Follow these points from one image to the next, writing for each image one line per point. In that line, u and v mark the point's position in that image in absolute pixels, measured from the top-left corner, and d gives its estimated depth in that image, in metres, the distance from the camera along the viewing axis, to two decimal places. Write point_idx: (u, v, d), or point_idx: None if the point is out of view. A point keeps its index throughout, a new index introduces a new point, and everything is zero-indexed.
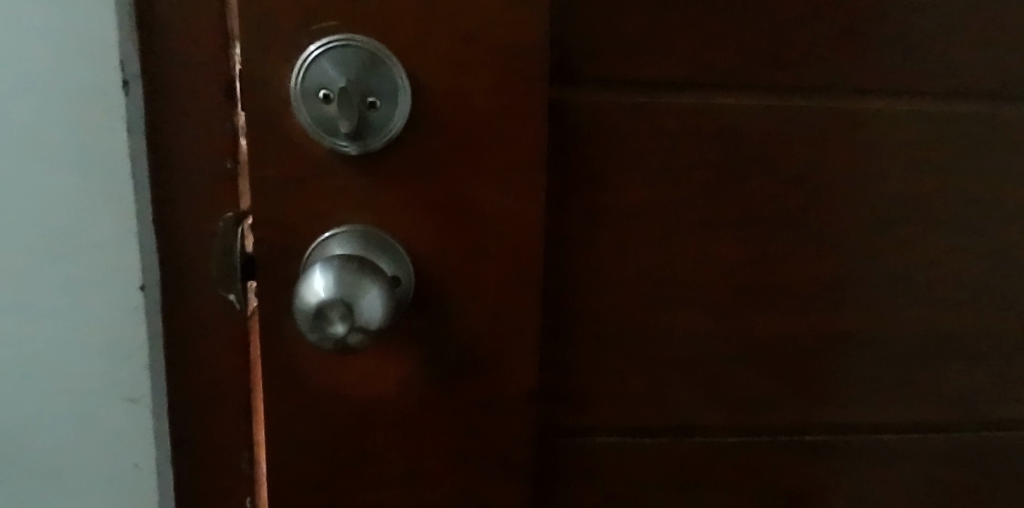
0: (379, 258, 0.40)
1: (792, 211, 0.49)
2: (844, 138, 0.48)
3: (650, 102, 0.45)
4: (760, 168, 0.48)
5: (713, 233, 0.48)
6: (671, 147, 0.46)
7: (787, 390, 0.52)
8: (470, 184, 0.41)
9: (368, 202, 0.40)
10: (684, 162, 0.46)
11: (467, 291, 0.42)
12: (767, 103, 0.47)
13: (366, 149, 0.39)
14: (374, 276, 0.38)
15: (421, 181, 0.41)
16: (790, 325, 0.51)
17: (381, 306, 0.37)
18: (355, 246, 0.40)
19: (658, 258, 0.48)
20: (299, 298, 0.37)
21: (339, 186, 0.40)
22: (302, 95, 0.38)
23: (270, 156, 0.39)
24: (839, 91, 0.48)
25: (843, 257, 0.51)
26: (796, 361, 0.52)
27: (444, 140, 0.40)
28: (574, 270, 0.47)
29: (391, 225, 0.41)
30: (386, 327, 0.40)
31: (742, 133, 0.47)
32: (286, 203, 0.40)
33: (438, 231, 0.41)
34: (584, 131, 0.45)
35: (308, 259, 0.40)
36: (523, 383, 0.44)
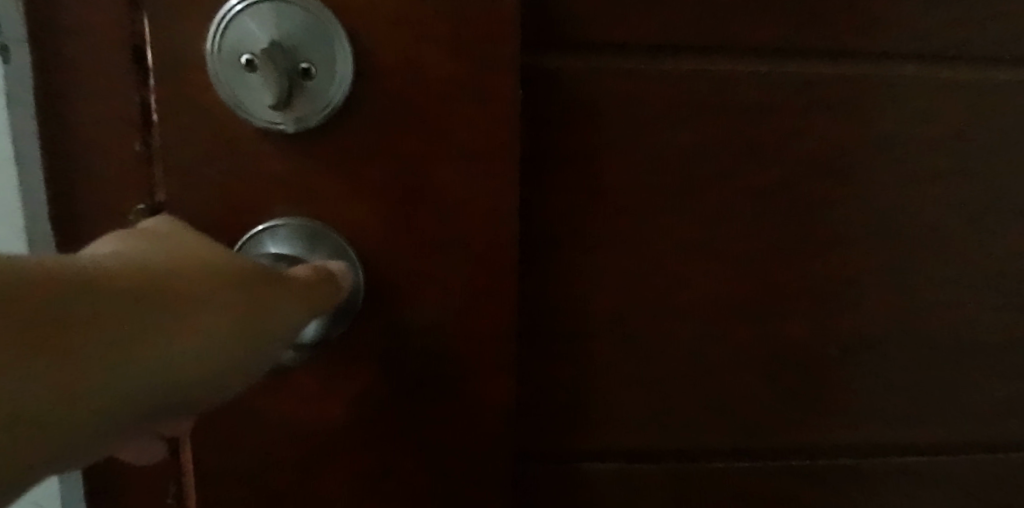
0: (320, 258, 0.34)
1: (814, 200, 0.42)
2: (876, 113, 0.41)
3: (646, 72, 0.39)
4: (775, 152, 0.41)
5: (722, 227, 0.41)
6: (672, 126, 0.39)
7: (805, 408, 0.45)
8: (432, 171, 0.34)
9: (305, 190, 0.34)
10: (687, 144, 0.40)
11: (427, 297, 0.36)
12: (785, 73, 0.40)
13: (301, 126, 0.33)
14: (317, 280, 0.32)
15: (371, 167, 0.34)
16: (813, 331, 0.44)
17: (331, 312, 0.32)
18: (292, 245, 0.33)
19: (656, 258, 0.41)
20: None
21: (271, 173, 0.33)
22: (221, 60, 0.31)
23: (188, 138, 0.33)
24: (871, 57, 0.41)
25: (871, 253, 0.43)
26: (819, 374, 0.45)
27: (396, 116, 0.33)
28: (558, 270, 0.40)
29: (336, 220, 0.34)
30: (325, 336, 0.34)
31: (757, 109, 0.40)
32: (208, 193, 0.33)
33: (392, 227, 0.35)
34: (570, 107, 0.38)
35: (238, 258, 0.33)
36: (496, 406, 0.38)
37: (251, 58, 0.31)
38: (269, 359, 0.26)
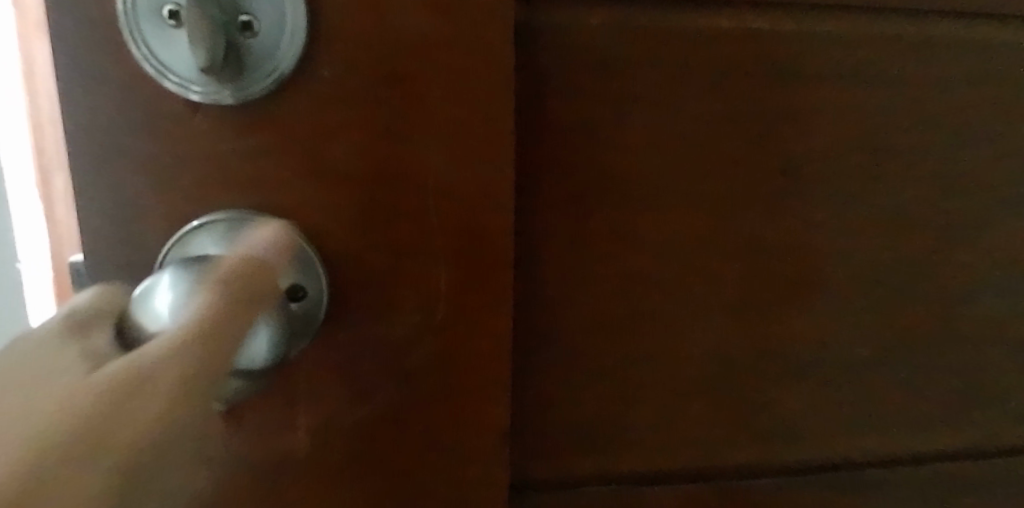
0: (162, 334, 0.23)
1: (891, 187, 0.33)
2: (964, 81, 0.33)
3: (677, 30, 0.30)
4: (838, 125, 0.32)
5: (775, 223, 0.33)
6: (711, 98, 0.31)
7: (877, 435, 0.37)
8: (409, 148, 0.28)
9: (251, 177, 0.27)
10: (731, 122, 0.31)
11: (404, 309, 0.29)
12: (859, 31, 0.31)
13: (242, 94, 0.26)
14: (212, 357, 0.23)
15: (336, 146, 0.28)
16: (885, 350, 0.35)
17: (254, 342, 0.24)
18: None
19: (695, 269, 0.32)
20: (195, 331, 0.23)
21: (210, 159, 0.27)
22: (137, 13, 0.25)
23: (97, 122, 0.26)
24: (963, 22, 0.33)
25: (958, 252, 0.35)
26: (893, 400, 0.36)
27: (360, 81, 0.27)
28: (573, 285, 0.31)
29: (296, 212, 0.28)
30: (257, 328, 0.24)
31: (822, 74, 0.32)
32: (133, 186, 0.27)
33: (360, 224, 0.28)
34: (582, 76, 0.30)
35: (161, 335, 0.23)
36: (497, 431, 0.31)
37: (176, 10, 0.24)
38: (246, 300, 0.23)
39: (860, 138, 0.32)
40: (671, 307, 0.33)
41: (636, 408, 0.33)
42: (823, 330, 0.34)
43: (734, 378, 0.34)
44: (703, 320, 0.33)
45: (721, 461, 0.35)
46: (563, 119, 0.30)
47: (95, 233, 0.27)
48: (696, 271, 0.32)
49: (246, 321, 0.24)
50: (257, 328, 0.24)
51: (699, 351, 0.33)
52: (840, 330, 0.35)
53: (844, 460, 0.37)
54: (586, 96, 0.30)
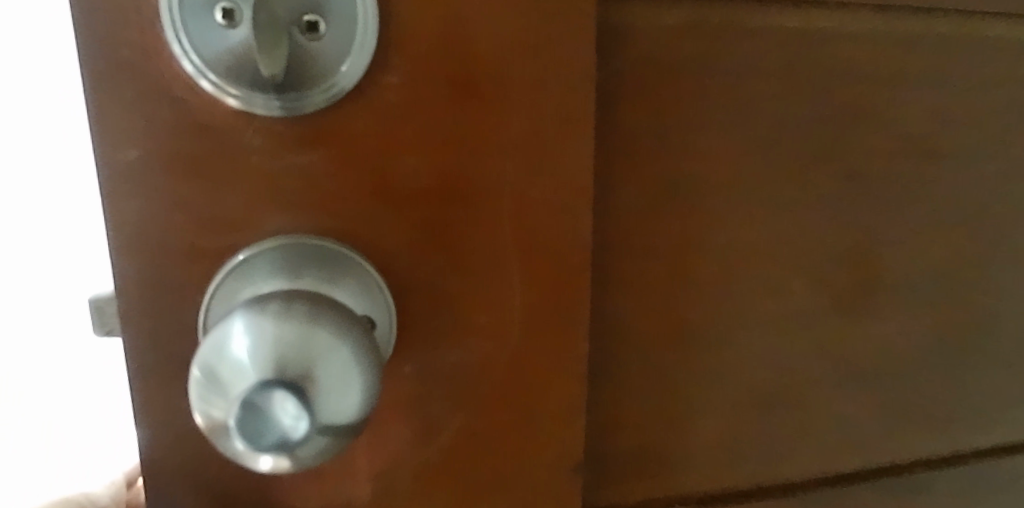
0: (246, 383, 0.19)
1: (945, 189, 0.33)
2: (1014, 83, 0.33)
3: (749, 32, 0.28)
4: (899, 119, 0.31)
5: (838, 229, 0.32)
6: (778, 103, 0.30)
7: (935, 436, 0.36)
8: (483, 159, 0.25)
9: (309, 198, 0.24)
10: (797, 126, 0.30)
11: (473, 335, 0.27)
12: (919, 32, 0.31)
13: (299, 105, 0.23)
14: (301, 405, 0.20)
15: (401, 159, 0.25)
16: (937, 354, 0.35)
17: (347, 388, 0.20)
18: (198, 403, 0.20)
19: (760, 279, 0.31)
20: (274, 396, 0.19)
21: (262, 180, 0.24)
22: (184, 7, 0.21)
23: (135, 137, 0.22)
24: (1014, 23, 0.32)
25: (1005, 254, 0.35)
26: (942, 404, 0.36)
27: (429, 92, 0.24)
28: (643, 301, 0.29)
29: (359, 232, 0.25)
30: (348, 385, 0.20)
31: (883, 76, 0.31)
32: (176, 209, 0.23)
33: (428, 247, 0.26)
34: (653, 80, 0.28)
35: (233, 403, 0.19)
36: (572, 456, 0.29)
37: (230, 7, 0.21)
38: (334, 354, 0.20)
39: (918, 134, 0.32)
40: (739, 316, 0.31)
41: (705, 424, 0.32)
42: (883, 336, 0.34)
43: (797, 385, 0.33)
44: (766, 331, 0.32)
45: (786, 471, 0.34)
46: (634, 121, 0.28)
47: (135, 264, 0.23)
48: (764, 281, 0.31)
49: (337, 359, 0.20)
50: (349, 370, 0.20)
51: (764, 362, 0.32)
52: (898, 335, 0.34)
53: (905, 463, 0.36)
54: (657, 102, 0.28)
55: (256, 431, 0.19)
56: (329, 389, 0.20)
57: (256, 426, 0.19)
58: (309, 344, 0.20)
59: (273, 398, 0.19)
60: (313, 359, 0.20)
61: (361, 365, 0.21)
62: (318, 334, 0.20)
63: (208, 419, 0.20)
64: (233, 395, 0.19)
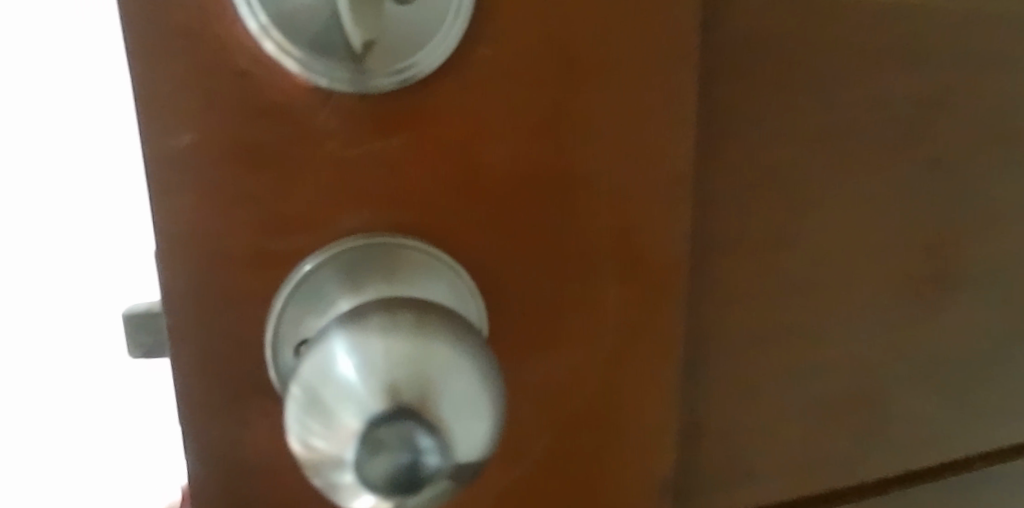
0: (360, 417, 0.16)
1: (1016, 176, 0.32)
2: None
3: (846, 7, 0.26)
4: (979, 102, 0.30)
5: (923, 220, 0.30)
6: (871, 86, 0.27)
7: (998, 430, 0.35)
8: (580, 146, 0.23)
9: (392, 191, 0.21)
10: (889, 110, 0.28)
11: (563, 341, 0.24)
12: (1001, 13, 0.29)
13: (373, 81, 0.19)
14: (429, 438, 0.16)
15: (492, 144, 0.22)
16: (1003, 348, 0.33)
17: (474, 413, 0.17)
18: (298, 443, 0.16)
19: (846, 274, 0.29)
20: (400, 429, 0.16)
21: (339, 171, 0.20)
22: None
23: (191, 117, 0.19)
24: None
25: None
26: (1005, 400, 0.35)
27: (527, 67, 0.21)
28: (730, 300, 0.27)
29: (445, 229, 0.22)
30: (478, 410, 0.17)
31: (966, 58, 0.29)
32: (238, 205, 0.20)
33: (518, 243, 0.23)
34: (746, 57, 0.25)
35: (349, 442, 0.16)
36: (659, 469, 0.26)
37: None
38: (458, 373, 0.17)
39: (994, 117, 0.30)
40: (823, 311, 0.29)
41: (786, 427, 0.30)
42: (954, 330, 0.32)
43: (875, 384, 0.31)
44: (849, 329, 0.30)
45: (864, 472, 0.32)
46: (728, 100, 0.25)
47: (191, 271, 0.20)
48: (850, 277, 0.29)
49: (462, 381, 0.17)
50: (475, 391, 0.17)
51: (844, 362, 0.30)
52: (969, 330, 0.32)
53: (968, 457, 0.35)
54: (750, 82, 0.26)
55: (376, 472, 0.16)
56: (454, 413, 0.17)
57: (372, 456, 0.16)
58: (428, 365, 0.17)
59: (394, 430, 0.16)
60: (435, 381, 0.17)
61: (487, 384, 0.17)
62: (437, 352, 0.17)
63: (311, 450, 0.16)
64: (344, 429, 0.16)
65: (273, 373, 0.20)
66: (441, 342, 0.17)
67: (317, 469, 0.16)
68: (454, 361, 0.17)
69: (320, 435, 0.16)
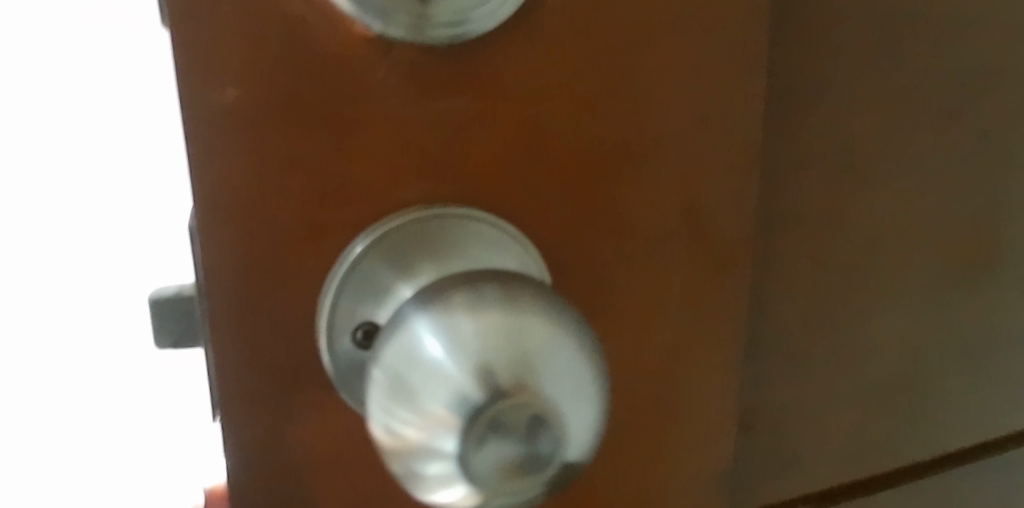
0: (454, 405, 0.14)
1: None
2: None
3: None
4: None
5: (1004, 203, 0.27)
6: (961, 54, 0.25)
7: None
8: (647, 114, 0.21)
9: (455, 156, 0.19)
10: (978, 84, 0.26)
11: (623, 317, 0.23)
12: None
13: (431, 30, 0.17)
14: (532, 428, 0.14)
15: (560, 108, 0.20)
16: None
17: (578, 395, 0.15)
18: (382, 433, 0.15)
19: (920, 260, 0.27)
20: (500, 420, 0.14)
21: (400, 135, 0.18)
22: None
23: (242, 73, 0.16)
24: None
25: None
26: None
27: (602, 23, 0.19)
28: (794, 280, 0.25)
29: (507, 204, 0.20)
30: (581, 393, 0.15)
31: None
32: (288, 172, 0.17)
33: (582, 214, 0.21)
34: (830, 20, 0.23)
35: (441, 434, 0.14)
36: (716, 456, 0.25)
37: None
38: (559, 354, 0.15)
39: None
40: (894, 300, 0.27)
41: (843, 421, 0.28)
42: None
43: (939, 375, 0.29)
44: (920, 319, 0.27)
45: (916, 468, 0.30)
46: (805, 67, 0.23)
47: (235, 250, 0.17)
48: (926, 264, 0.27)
49: (563, 363, 0.15)
50: (577, 373, 0.15)
51: (912, 352, 0.28)
52: None
53: None
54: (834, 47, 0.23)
55: (475, 466, 0.14)
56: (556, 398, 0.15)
57: (471, 445, 0.14)
58: (526, 345, 0.15)
59: (494, 420, 0.14)
60: (534, 365, 0.15)
61: (589, 365, 0.15)
62: (534, 330, 0.15)
63: (399, 434, 0.15)
64: (435, 419, 0.14)
65: (326, 359, 0.18)
66: (540, 315, 0.15)
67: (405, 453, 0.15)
68: (554, 341, 0.15)
69: (408, 426, 0.14)
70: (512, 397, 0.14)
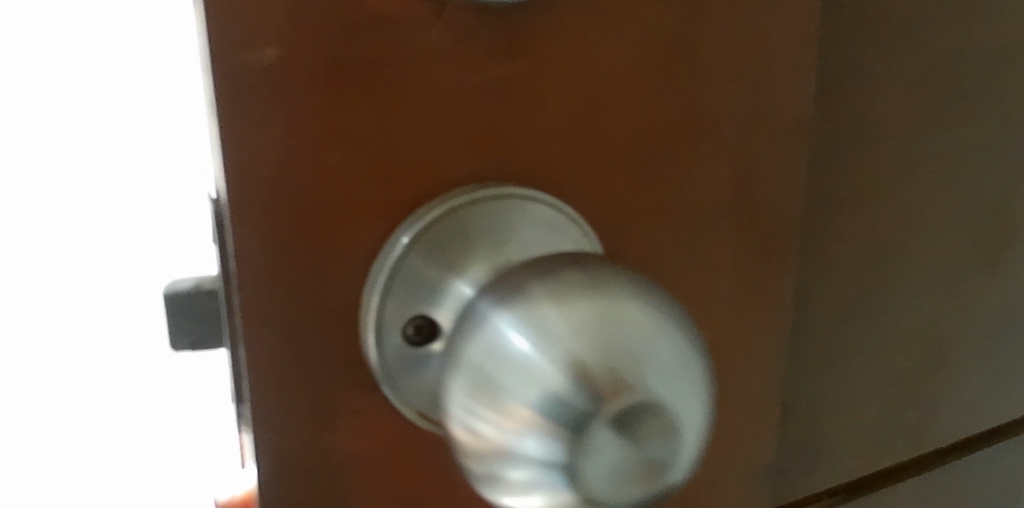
0: (543, 406, 0.13)
1: None
2: None
3: None
4: None
5: None
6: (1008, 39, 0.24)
7: None
8: (705, 87, 0.19)
9: (510, 130, 0.17)
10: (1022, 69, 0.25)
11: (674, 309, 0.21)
12: None
13: None
14: (634, 428, 0.13)
15: (619, 79, 0.18)
16: None
17: (686, 382, 0.13)
18: (460, 434, 0.14)
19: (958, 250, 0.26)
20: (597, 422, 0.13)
21: (452, 105, 0.16)
22: None
23: (284, 29, 0.14)
24: None
25: None
26: None
27: None
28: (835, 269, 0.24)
29: (563, 182, 0.18)
30: (685, 386, 0.13)
31: None
32: (330, 143, 0.15)
33: (636, 196, 0.19)
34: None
35: (529, 437, 0.13)
36: (755, 451, 0.24)
37: None
38: (660, 344, 0.13)
39: None
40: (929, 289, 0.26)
41: (882, 413, 0.27)
42: None
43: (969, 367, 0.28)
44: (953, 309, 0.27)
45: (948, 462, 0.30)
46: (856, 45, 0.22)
47: (272, 235, 0.15)
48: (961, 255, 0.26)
49: (664, 354, 0.13)
50: (680, 363, 0.13)
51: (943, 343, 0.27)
52: None
53: None
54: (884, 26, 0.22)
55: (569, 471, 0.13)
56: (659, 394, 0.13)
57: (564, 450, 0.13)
58: (621, 335, 0.13)
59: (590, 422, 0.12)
60: (634, 357, 0.13)
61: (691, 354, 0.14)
62: (629, 318, 0.13)
63: (487, 437, 0.13)
64: (522, 420, 0.13)
65: (374, 359, 0.16)
66: (634, 302, 0.13)
67: (494, 457, 0.13)
68: (653, 329, 0.13)
69: (490, 426, 0.13)
70: (616, 391, 0.13)
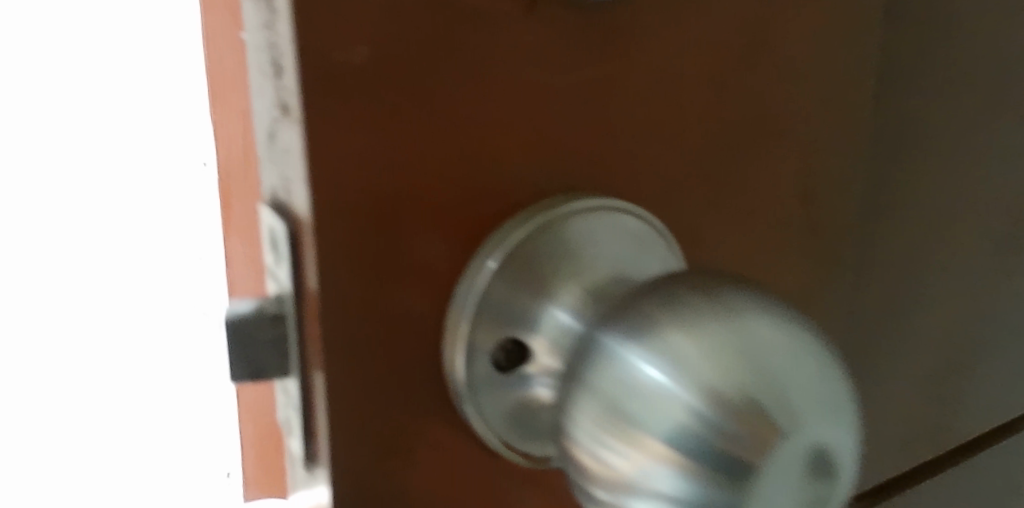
0: (681, 442, 0.12)
1: None
2: None
3: None
4: None
5: None
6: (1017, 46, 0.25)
7: None
8: (776, 90, 0.19)
9: (599, 138, 0.16)
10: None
11: None
12: None
13: None
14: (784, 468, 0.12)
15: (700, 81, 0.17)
16: None
17: (836, 414, 0.12)
18: (582, 464, 0.13)
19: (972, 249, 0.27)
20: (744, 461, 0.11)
21: (543, 109, 0.15)
22: None
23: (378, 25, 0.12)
24: None
25: None
26: None
27: None
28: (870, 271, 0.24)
29: (645, 196, 0.17)
30: (837, 423, 0.12)
31: None
32: (424, 157, 0.14)
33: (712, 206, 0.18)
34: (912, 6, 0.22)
35: (663, 473, 0.12)
36: None
37: None
38: (806, 375, 0.12)
39: None
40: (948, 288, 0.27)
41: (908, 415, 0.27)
42: None
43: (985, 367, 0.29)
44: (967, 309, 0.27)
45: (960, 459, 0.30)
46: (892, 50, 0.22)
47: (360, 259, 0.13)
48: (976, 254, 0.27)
49: (811, 386, 0.12)
50: (830, 397, 0.12)
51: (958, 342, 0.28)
52: None
53: None
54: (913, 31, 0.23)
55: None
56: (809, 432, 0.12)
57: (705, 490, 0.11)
58: (764, 365, 0.12)
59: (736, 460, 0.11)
60: (781, 390, 0.12)
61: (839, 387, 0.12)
62: (769, 347, 0.12)
63: (616, 470, 0.12)
64: (657, 456, 0.12)
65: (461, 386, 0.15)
66: (771, 327, 0.12)
67: (627, 493, 0.12)
68: (796, 359, 0.12)
69: (619, 459, 0.12)
70: (767, 430, 0.11)
